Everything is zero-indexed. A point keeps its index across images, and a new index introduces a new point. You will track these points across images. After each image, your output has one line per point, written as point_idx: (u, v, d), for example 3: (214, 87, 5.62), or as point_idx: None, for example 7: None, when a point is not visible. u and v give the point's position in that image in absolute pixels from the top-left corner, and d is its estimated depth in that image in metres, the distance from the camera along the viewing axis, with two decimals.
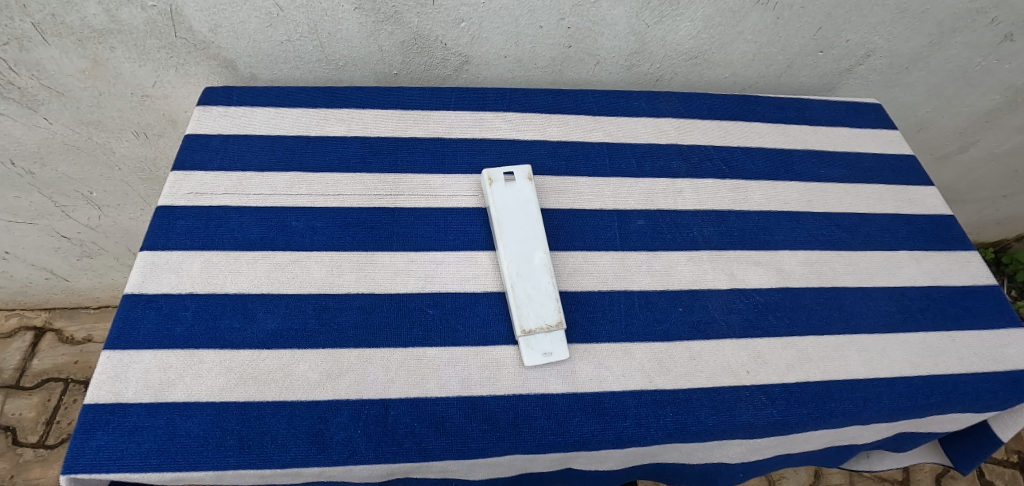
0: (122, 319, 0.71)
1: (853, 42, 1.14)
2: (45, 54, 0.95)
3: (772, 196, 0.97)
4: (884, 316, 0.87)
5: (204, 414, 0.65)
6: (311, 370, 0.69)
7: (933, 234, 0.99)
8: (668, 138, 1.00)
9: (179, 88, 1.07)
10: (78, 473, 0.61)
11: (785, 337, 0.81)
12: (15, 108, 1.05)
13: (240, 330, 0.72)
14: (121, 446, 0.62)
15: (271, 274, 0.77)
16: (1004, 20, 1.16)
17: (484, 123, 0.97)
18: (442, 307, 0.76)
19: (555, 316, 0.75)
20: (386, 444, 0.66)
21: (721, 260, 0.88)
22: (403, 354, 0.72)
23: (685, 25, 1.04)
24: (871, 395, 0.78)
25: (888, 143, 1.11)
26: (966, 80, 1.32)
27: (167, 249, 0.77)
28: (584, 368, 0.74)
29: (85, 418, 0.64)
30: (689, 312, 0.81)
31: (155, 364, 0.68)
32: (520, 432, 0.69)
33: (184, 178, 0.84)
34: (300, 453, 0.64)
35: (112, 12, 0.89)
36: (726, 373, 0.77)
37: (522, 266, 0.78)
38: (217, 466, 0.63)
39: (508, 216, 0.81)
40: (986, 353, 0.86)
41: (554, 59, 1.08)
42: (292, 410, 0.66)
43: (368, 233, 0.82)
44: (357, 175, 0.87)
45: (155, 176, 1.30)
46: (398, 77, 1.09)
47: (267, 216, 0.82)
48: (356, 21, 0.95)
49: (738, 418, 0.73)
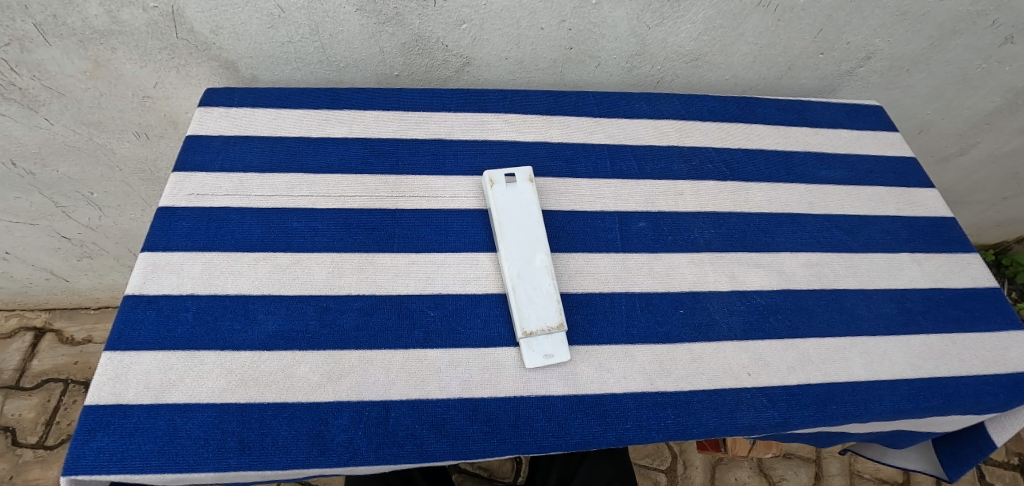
0: (123, 320, 0.71)
1: (854, 44, 1.14)
2: (47, 55, 0.95)
3: (773, 198, 0.97)
4: (885, 319, 0.87)
5: (204, 416, 0.65)
6: (311, 371, 0.69)
7: (934, 236, 0.99)
8: (668, 139, 1.00)
9: (181, 89, 1.07)
10: (79, 475, 0.61)
11: (786, 339, 0.81)
12: (16, 109, 1.05)
13: (240, 332, 0.72)
14: (121, 448, 0.62)
15: (272, 275, 0.77)
16: (1005, 22, 1.16)
17: (484, 124, 0.97)
18: (442, 308, 0.76)
19: (556, 318, 0.75)
20: (387, 446, 0.66)
21: (722, 262, 0.88)
22: (403, 356, 0.72)
23: (686, 27, 1.04)
24: (872, 398, 0.78)
25: (889, 145, 1.11)
26: (966, 82, 1.32)
27: (168, 250, 0.77)
28: (585, 370, 0.74)
29: (85, 420, 0.63)
30: (690, 314, 0.81)
31: (156, 366, 0.68)
32: (521, 434, 0.69)
33: (185, 179, 0.84)
34: (301, 454, 0.64)
35: (114, 13, 0.89)
36: (727, 375, 0.77)
37: (523, 268, 0.78)
38: (218, 468, 0.63)
39: (508, 217, 0.81)
40: (987, 355, 0.86)
41: (555, 61, 1.08)
42: (293, 412, 0.66)
43: (369, 235, 0.82)
44: (358, 177, 0.87)
45: (156, 177, 1.30)
46: (399, 79, 1.09)
47: (268, 217, 0.82)
48: (358, 23, 0.95)
49: (739, 421, 0.73)
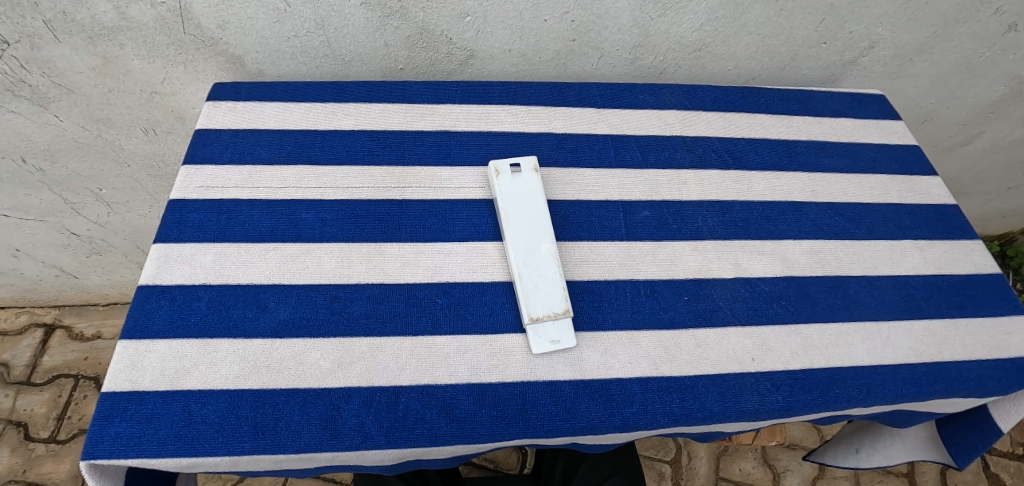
0: (138, 310, 0.72)
1: (857, 33, 1.15)
2: (56, 52, 0.96)
3: (776, 187, 0.98)
4: (889, 305, 0.88)
5: (219, 402, 0.67)
6: (322, 358, 0.71)
7: (938, 224, 1.00)
8: (672, 130, 1.01)
9: (188, 84, 1.08)
10: (98, 459, 0.62)
11: (790, 324, 0.82)
12: (25, 106, 1.06)
13: (252, 319, 0.73)
14: (138, 433, 0.64)
15: (282, 265, 0.78)
16: (1009, 10, 1.15)
17: (489, 116, 0.98)
18: (450, 296, 0.77)
19: (562, 305, 0.76)
20: (397, 430, 0.67)
21: (725, 249, 0.88)
22: (412, 343, 0.73)
23: (689, 17, 1.05)
24: (875, 382, 0.79)
25: (891, 133, 1.12)
26: (970, 71, 1.32)
27: (180, 241, 0.79)
28: (591, 356, 0.75)
29: (102, 406, 0.65)
30: (695, 300, 0.82)
31: (171, 353, 0.70)
32: (528, 418, 0.70)
33: (195, 172, 0.85)
34: (313, 439, 0.66)
35: (122, 10, 0.91)
36: (731, 360, 0.78)
37: (529, 256, 0.79)
38: (233, 452, 0.64)
39: (515, 207, 0.82)
40: (989, 340, 0.87)
41: (557, 53, 1.09)
42: (305, 397, 0.68)
43: (376, 225, 0.83)
44: (365, 168, 0.89)
45: (164, 173, 1.32)
46: (404, 72, 1.10)
47: (277, 208, 0.83)
48: (363, 16, 0.96)
49: (743, 405, 0.74)
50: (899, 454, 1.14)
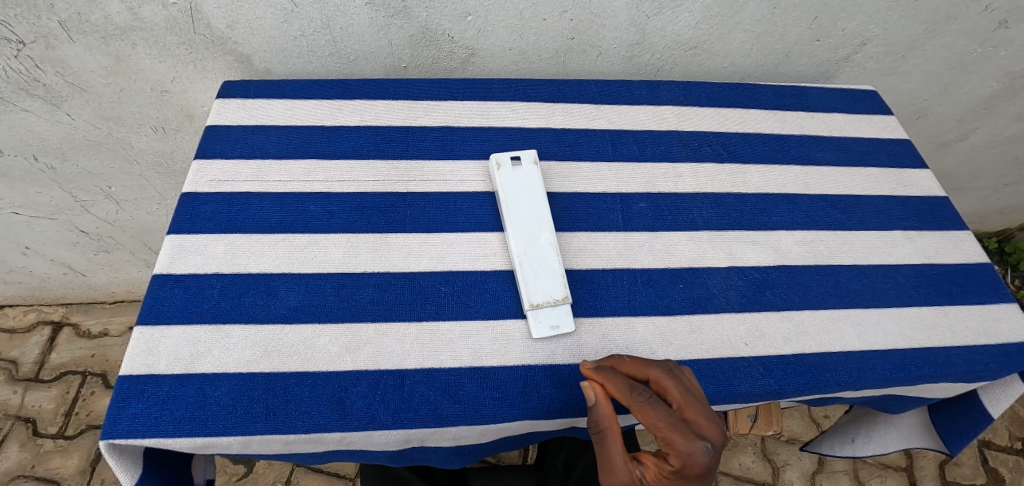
0: (153, 297, 0.75)
1: (849, 30, 1.17)
2: (69, 52, 1.00)
3: (770, 179, 1.00)
4: (879, 292, 0.90)
5: (232, 384, 0.69)
6: (331, 343, 0.74)
7: (928, 215, 1.02)
8: (669, 125, 1.04)
9: (197, 83, 1.11)
10: (116, 439, 0.65)
11: (782, 310, 0.85)
12: (39, 104, 1.09)
13: (263, 306, 0.76)
14: (155, 413, 0.67)
15: (291, 255, 0.81)
16: (998, 8, 1.18)
17: (490, 112, 1.00)
18: (453, 284, 0.80)
19: (561, 291, 0.78)
20: (403, 411, 0.70)
21: (720, 239, 0.91)
22: (417, 328, 0.76)
23: (684, 16, 1.08)
24: (865, 366, 0.82)
25: (883, 128, 1.14)
26: (962, 67, 1.34)
27: (193, 232, 0.82)
28: (589, 341, 0.78)
29: (120, 389, 0.68)
30: (690, 288, 0.85)
31: (185, 338, 0.72)
32: (529, 400, 0.73)
33: (206, 166, 0.88)
34: (323, 419, 0.68)
35: (134, 10, 0.94)
36: (725, 345, 0.80)
37: (529, 245, 0.81)
38: (246, 432, 0.67)
39: (515, 198, 0.85)
40: (977, 326, 0.89)
41: (557, 51, 1.12)
42: (314, 380, 0.70)
43: (381, 216, 0.86)
44: (370, 162, 0.91)
45: (172, 171, 1.35)
46: (407, 71, 1.13)
47: (286, 201, 0.86)
48: (367, 16, 0.99)
49: (736, 388, 0.77)
50: (893, 444, 1.16)
